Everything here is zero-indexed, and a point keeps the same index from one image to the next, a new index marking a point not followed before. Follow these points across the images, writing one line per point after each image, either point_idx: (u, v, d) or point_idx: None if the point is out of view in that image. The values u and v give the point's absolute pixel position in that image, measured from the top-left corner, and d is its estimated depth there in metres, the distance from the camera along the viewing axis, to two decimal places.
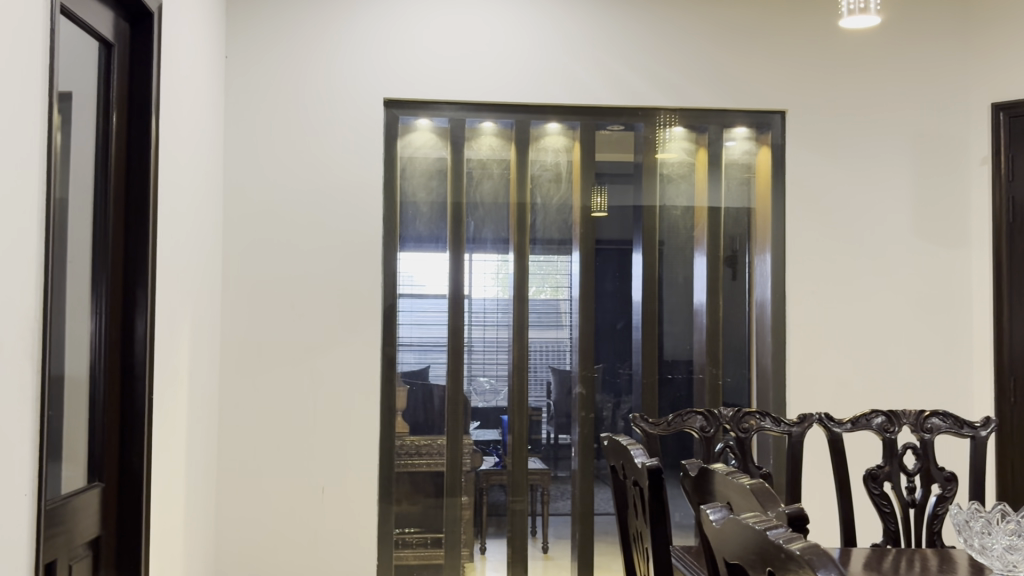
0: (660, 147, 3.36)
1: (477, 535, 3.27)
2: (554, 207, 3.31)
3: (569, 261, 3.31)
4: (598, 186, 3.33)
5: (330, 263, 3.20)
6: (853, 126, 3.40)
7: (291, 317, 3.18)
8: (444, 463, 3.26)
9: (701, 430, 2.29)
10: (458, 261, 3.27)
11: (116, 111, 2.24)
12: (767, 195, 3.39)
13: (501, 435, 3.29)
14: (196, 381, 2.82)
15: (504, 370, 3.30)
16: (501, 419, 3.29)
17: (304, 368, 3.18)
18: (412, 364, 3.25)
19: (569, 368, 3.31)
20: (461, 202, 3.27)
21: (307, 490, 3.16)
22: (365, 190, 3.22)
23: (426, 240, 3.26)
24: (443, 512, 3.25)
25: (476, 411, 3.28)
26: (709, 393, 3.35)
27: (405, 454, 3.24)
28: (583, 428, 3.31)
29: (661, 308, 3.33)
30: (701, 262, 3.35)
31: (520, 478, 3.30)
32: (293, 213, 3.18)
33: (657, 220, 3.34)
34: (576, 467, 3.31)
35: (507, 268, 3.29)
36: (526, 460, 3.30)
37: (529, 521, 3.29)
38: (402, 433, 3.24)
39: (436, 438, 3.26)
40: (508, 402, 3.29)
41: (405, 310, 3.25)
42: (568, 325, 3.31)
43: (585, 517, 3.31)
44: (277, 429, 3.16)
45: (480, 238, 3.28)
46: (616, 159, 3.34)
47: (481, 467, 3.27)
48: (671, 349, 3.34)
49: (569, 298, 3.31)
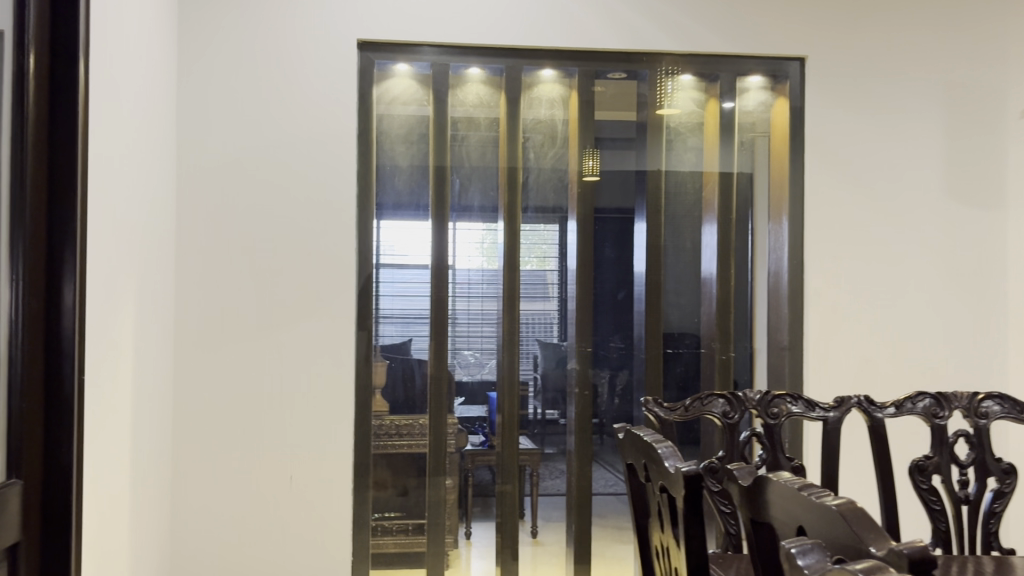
0: (664, 100, 3.02)
1: (463, 518, 2.96)
2: (548, 164, 2.98)
3: (559, 231, 2.98)
4: (593, 148, 2.99)
5: (298, 224, 2.86)
6: (880, 75, 3.07)
7: (255, 285, 2.84)
8: (426, 444, 2.95)
9: (723, 416, 1.97)
10: (442, 229, 2.94)
11: (33, 46, 1.88)
12: (784, 153, 3.06)
13: (487, 412, 2.97)
14: (143, 359, 2.48)
15: (490, 342, 2.97)
16: (488, 395, 2.97)
17: (268, 343, 2.84)
18: (393, 338, 2.93)
19: (558, 341, 2.99)
20: (445, 164, 2.92)
21: (274, 477, 2.84)
22: (330, 144, 2.87)
23: (405, 205, 2.92)
24: (426, 496, 2.94)
25: (460, 386, 2.96)
26: (719, 368, 3.04)
27: (385, 433, 2.93)
28: (578, 408, 3.00)
29: (666, 278, 3.01)
30: (711, 232, 3.03)
31: (509, 460, 2.98)
32: (258, 170, 2.84)
33: (661, 180, 3.01)
34: (571, 446, 3.00)
35: (493, 237, 2.96)
36: (516, 440, 2.99)
37: (520, 506, 2.99)
38: (381, 412, 2.93)
39: (418, 418, 2.94)
40: (494, 376, 2.97)
41: (385, 281, 2.92)
42: (557, 297, 2.98)
43: (582, 501, 3.01)
44: (239, 412, 2.82)
45: (466, 204, 2.94)
46: (616, 118, 3.00)
47: (466, 448, 2.96)
48: (677, 320, 3.03)
49: (557, 268, 2.99)
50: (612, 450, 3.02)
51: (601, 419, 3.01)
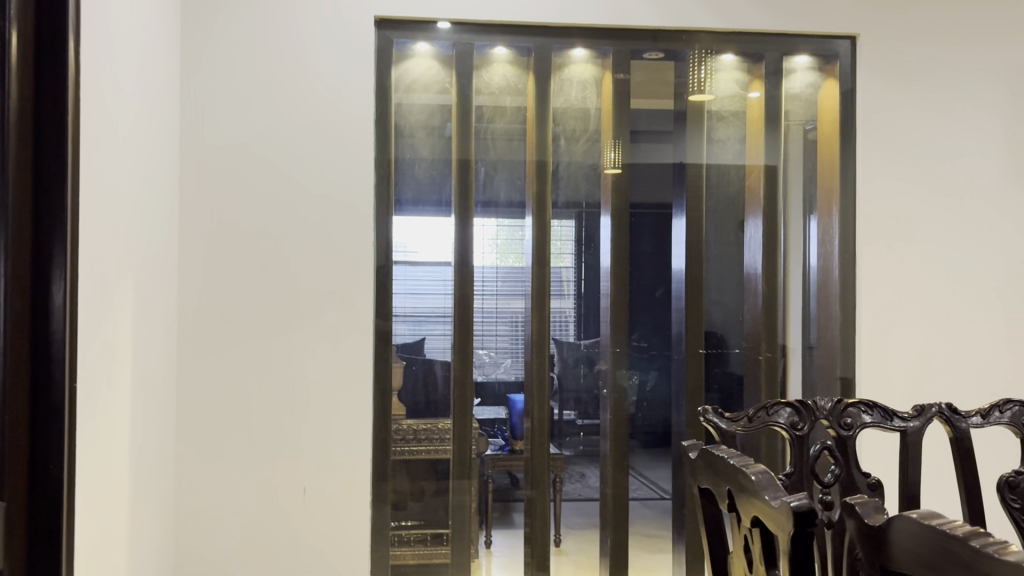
0: (701, 86, 2.81)
1: (484, 525, 2.75)
2: (579, 151, 2.76)
3: (575, 227, 2.77)
4: (631, 147, 2.78)
5: (311, 215, 2.65)
6: (935, 55, 2.86)
7: (263, 281, 2.63)
8: (449, 451, 2.74)
9: (790, 427, 1.76)
10: (465, 226, 2.73)
11: (17, 18, 1.67)
12: (834, 138, 2.85)
13: (507, 413, 2.76)
14: (143, 362, 2.28)
15: (505, 342, 2.76)
16: (511, 397, 2.76)
17: (279, 345, 2.63)
18: (407, 338, 2.72)
19: (574, 341, 2.77)
20: (469, 157, 2.72)
21: (286, 488, 2.64)
22: (345, 130, 2.66)
23: (427, 200, 2.71)
24: (450, 506, 2.74)
25: (477, 387, 2.75)
26: (762, 366, 2.83)
27: (403, 439, 2.72)
28: (612, 413, 2.79)
29: (708, 276, 2.81)
30: (755, 232, 2.81)
31: (539, 466, 2.77)
32: (268, 157, 2.63)
33: (701, 169, 2.80)
34: (605, 450, 2.79)
35: (508, 232, 2.75)
36: (545, 447, 2.78)
37: (547, 516, 2.78)
38: (398, 417, 2.72)
39: (438, 422, 2.74)
40: (513, 376, 2.77)
41: (398, 279, 2.71)
42: (572, 294, 2.77)
43: (618, 508, 2.80)
44: (248, 417, 2.62)
45: (492, 200, 2.74)
46: (654, 106, 2.79)
47: (486, 453, 2.75)
48: (719, 320, 2.81)
49: (572, 265, 2.77)
50: (648, 456, 2.81)
51: (637, 425, 2.81)
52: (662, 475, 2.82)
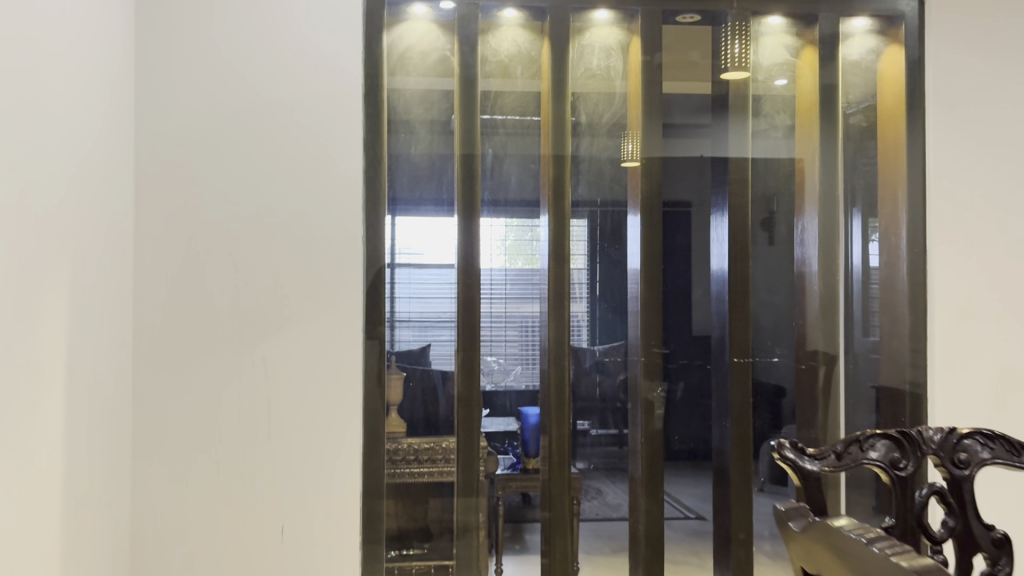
0: (740, 60, 2.40)
1: (493, 551, 2.37)
2: (603, 129, 2.38)
3: (589, 228, 2.37)
4: (664, 131, 2.40)
5: (290, 207, 2.26)
6: (1014, 20, 2.50)
7: (233, 281, 2.24)
8: (454, 473, 2.35)
9: (888, 466, 1.37)
10: (471, 227, 2.34)
11: None
12: (899, 112, 2.46)
13: (519, 426, 2.36)
14: (81, 381, 1.90)
15: (517, 348, 2.37)
16: (523, 409, 2.37)
17: (253, 358, 2.25)
18: (411, 345, 2.33)
19: (588, 346, 2.38)
20: (474, 151, 2.34)
21: (263, 525, 2.25)
22: (329, 107, 2.28)
23: (426, 200, 2.33)
24: (456, 534, 2.35)
25: (486, 397, 2.36)
26: (822, 371, 2.44)
27: (400, 458, 2.32)
28: (644, 431, 2.41)
29: (754, 271, 2.41)
30: (809, 225, 2.42)
31: (557, 489, 2.37)
32: (237, 139, 2.25)
33: (748, 155, 2.40)
34: (637, 471, 2.40)
35: (519, 233, 2.36)
36: (563, 466, 2.37)
37: (571, 545, 2.39)
38: (398, 435, 2.32)
39: (442, 440, 2.35)
40: (525, 384, 2.37)
41: (399, 282, 2.33)
42: (585, 297, 2.38)
43: (651, 534, 2.41)
44: (216, 444, 2.23)
45: (503, 203, 2.35)
46: (689, 86, 2.40)
47: (496, 473, 2.36)
48: (768, 324, 2.42)
49: (586, 267, 2.37)
50: (685, 478, 2.42)
51: (673, 444, 2.41)
52: (702, 495, 2.43)
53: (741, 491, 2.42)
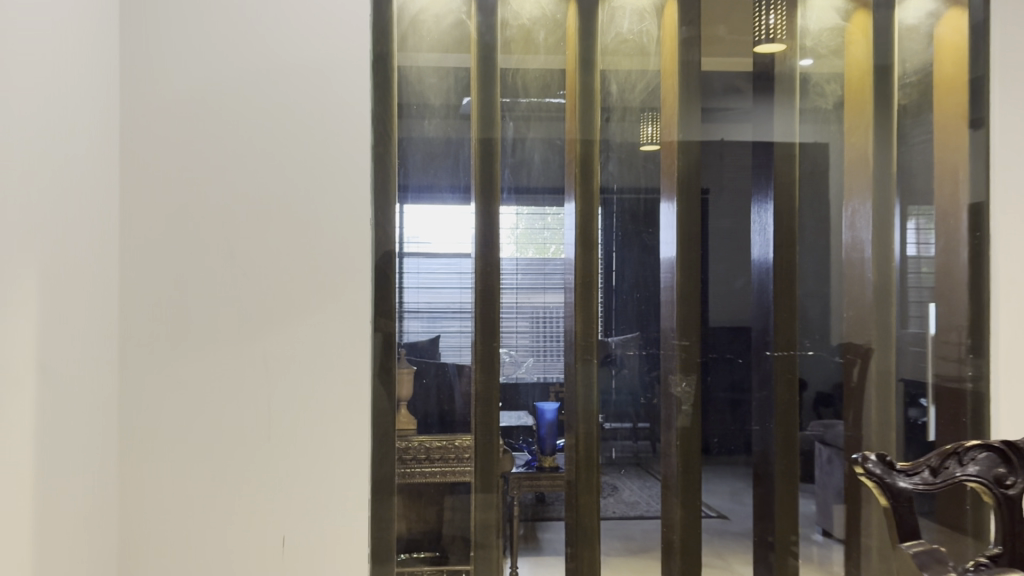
0: (775, 31, 2.19)
1: (507, 552, 2.16)
2: (636, 102, 2.18)
3: (605, 219, 2.17)
4: (703, 103, 2.18)
5: (292, 187, 2.04)
6: None
7: (229, 269, 2.03)
8: (470, 473, 2.16)
9: (991, 481, 1.24)
10: (490, 212, 2.15)
11: None
12: (959, 82, 2.25)
13: (534, 420, 2.16)
14: (55, 371, 1.70)
15: (528, 339, 2.17)
16: (535, 403, 2.17)
17: (250, 354, 2.03)
18: (419, 338, 2.13)
19: (602, 337, 2.17)
20: (493, 134, 2.14)
21: (262, 537, 2.04)
22: (333, 76, 2.05)
23: (443, 184, 2.14)
24: (473, 537, 2.16)
25: (501, 390, 2.16)
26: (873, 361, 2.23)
27: (411, 456, 2.13)
28: (679, 432, 2.19)
29: (801, 256, 2.21)
30: (859, 207, 2.23)
31: (584, 492, 2.17)
32: (231, 113, 2.03)
33: (794, 134, 2.20)
34: (671, 471, 2.20)
35: (529, 223, 2.16)
36: (588, 466, 2.17)
37: (598, 554, 2.19)
38: (408, 433, 2.13)
39: (457, 438, 2.15)
40: (536, 379, 2.17)
41: (408, 272, 2.12)
42: (603, 284, 2.17)
43: (687, 538, 2.20)
44: (209, 449, 2.02)
45: (529, 189, 2.16)
46: (728, 58, 2.18)
47: (511, 471, 2.16)
48: (817, 315, 2.22)
49: (603, 253, 2.17)
50: (724, 482, 2.21)
51: (710, 445, 2.21)
52: (744, 499, 2.22)
53: (786, 493, 2.21)
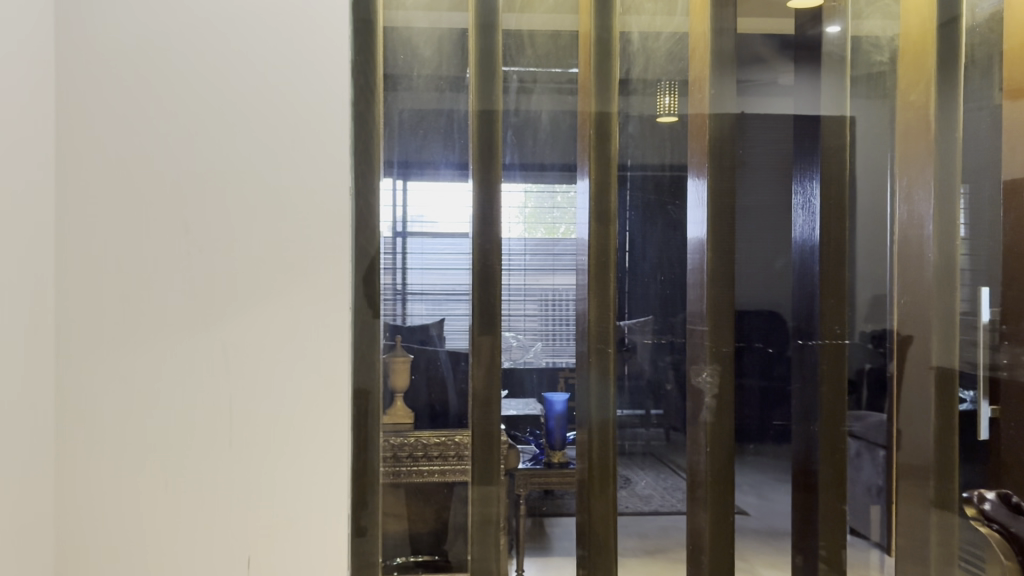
0: None
1: (512, 552, 1.89)
2: (661, 52, 1.90)
3: (626, 191, 1.88)
4: (738, 55, 1.88)
5: (254, 150, 1.74)
6: None
7: (183, 244, 1.74)
8: (468, 471, 1.88)
9: None
10: (489, 189, 1.85)
11: None
12: None
13: (543, 410, 1.88)
14: None
15: (540, 325, 1.87)
16: (546, 394, 1.88)
17: (209, 344, 1.75)
18: (425, 322, 1.86)
19: (623, 323, 1.89)
20: (495, 106, 1.85)
21: (223, 553, 1.76)
22: (305, 24, 1.74)
23: (437, 144, 1.85)
24: (472, 540, 1.89)
25: (507, 378, 1.88)
26: (931, 351, 1.94)
27: (405, 453, 1.86)
28: (709, 429, 1.90)
29: (851, 231, 1.92)
30: (916, 177, 1.93)
31: (597, 495, 1.90)
32: (186, 63, 1.73)
33: (846, 101, 1.91)
34: (700, 474, 1.91)
35: (538, 201, 1.87)
36: (608, 466, 1.90)
37: (614, 564, 1.90)
38: (406, 428, 1.85)
39: (456, 433, 1.87)
40: (547, 367, 1.88)
41: (410, 250, 1.84)
42: (625, 263, 1.89)
43: (719, 545, 1.92)
44: (163, 454, 1.75)
45: (537, 155, 1.87)
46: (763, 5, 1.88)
47: (517, 468, 1.88)
48: (868, 299, 1.93)
49: (624, 228, 1.88)
50: (758, 489, 1.93)
51: (745, 446, 1.92)
52: (780, 509, 1.93)
53: (832, 496, 1.93)
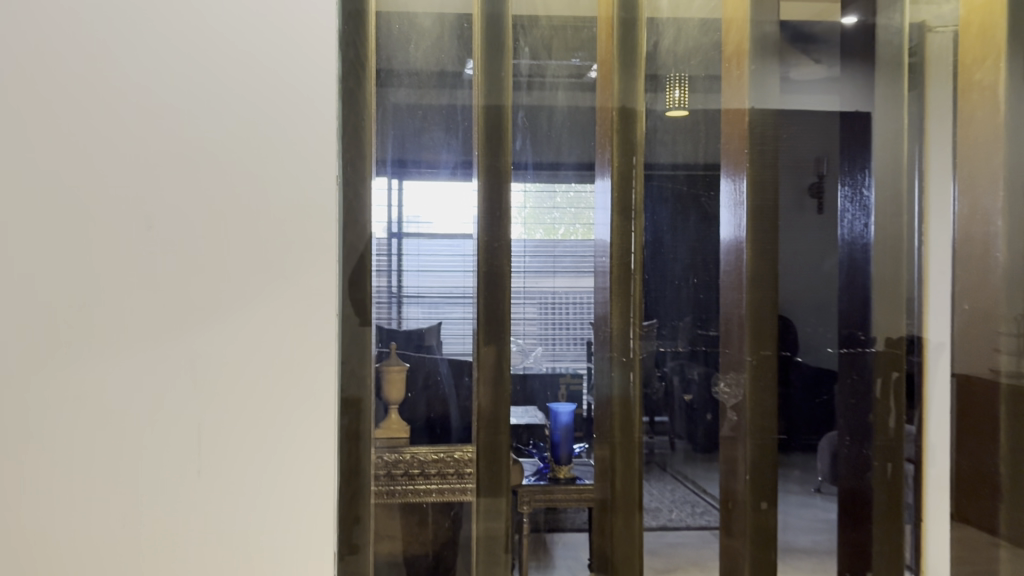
0: None
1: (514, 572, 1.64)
2: (693, 24, 1.68)
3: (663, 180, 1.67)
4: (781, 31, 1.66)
5: (229, 135, 1.51)
6: None
7: (147, 242, 1.51)
8: (472, 491, 1.64)
9: None
10: (495, 182, 1.63)
11: None
12: None
13: (548, 420, 1.65)
14: None
15: (553, 330, 1.64)
16: (553, 406, 1.65)
17: (177, 358, 1.51)
18: (422, 327, 1.62)
19: (652, 329, 1.66)
20: (503, 104, 1.63)
21: None
22: None
23: (438, 127, 1.62)
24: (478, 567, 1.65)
25: (518, 391, 1.65)
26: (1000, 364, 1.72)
27: (400, 472, 1.61)
28: (753, 448, 1.68)
29: (907, 227, 1.70)
30: (982, 170, 1.71)
31: (618, 519, 1.67)
32: (151, 36, 1.50)
33: (903, 78, 1.68)
34: (737, 499, 1.68)
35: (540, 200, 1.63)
36: (631, 488, 1.67)
37: None
38: (400, 445, 1.60)
39: (458, 449, 1.64)
40: (553, 376, 1.64)
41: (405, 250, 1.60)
42: (653, 262, 1.67)
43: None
44: (123, 484, 1.51)
45: (549, 138, 1.66)
46: None
47: (522, 483, 1.64)
48: (926, 305, 1.71)
49: (650, 222, 1.67)
50: (803, 515, 1.70)
51: (788, 469, 1.68)
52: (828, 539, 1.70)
53: (888, 520, 1.70)
